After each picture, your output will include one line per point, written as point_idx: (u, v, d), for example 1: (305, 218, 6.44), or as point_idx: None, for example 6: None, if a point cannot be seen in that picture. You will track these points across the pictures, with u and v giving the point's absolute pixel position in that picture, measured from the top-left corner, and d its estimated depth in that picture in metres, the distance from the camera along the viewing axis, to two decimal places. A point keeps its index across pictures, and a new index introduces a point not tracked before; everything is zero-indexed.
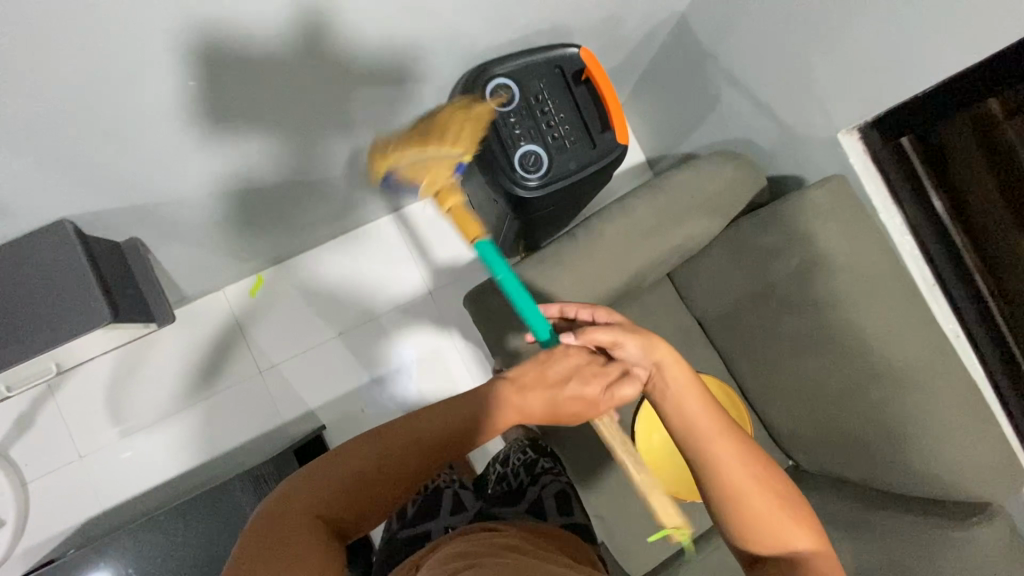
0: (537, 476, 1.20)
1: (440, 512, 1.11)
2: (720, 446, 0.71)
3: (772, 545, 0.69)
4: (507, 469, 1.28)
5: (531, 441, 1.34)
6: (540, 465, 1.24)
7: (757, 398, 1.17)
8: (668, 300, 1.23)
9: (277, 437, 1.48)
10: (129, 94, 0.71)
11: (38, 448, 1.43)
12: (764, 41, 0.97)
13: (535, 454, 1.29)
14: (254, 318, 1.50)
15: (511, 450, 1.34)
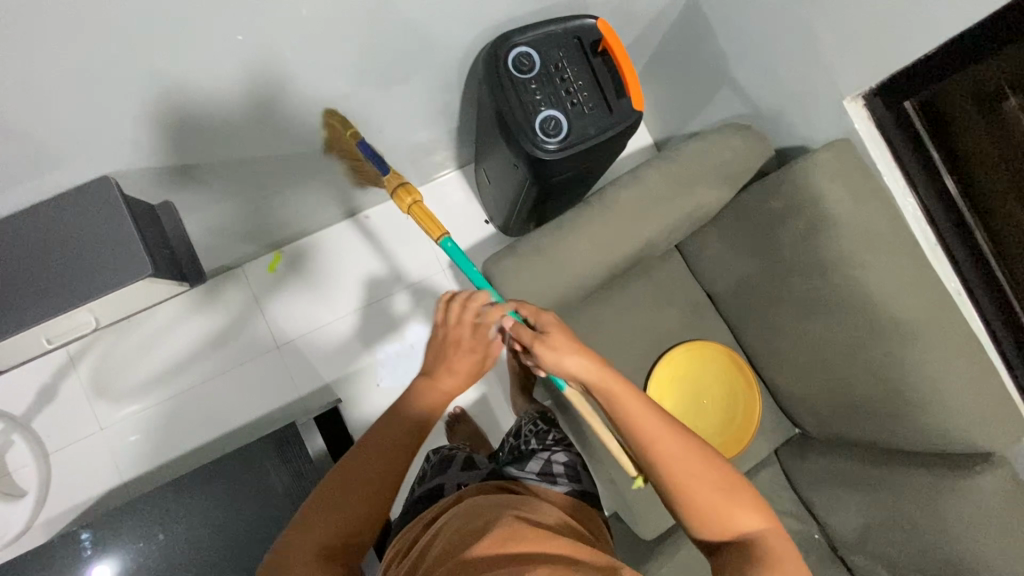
0: (549, 443, 1.17)
1: (453, 474, 1.08)
2: (660, 437, 0.76)
3: (724, 528, 0.73)
4: (519, 439, 1.24)
5: (542, 413, 1.30)
6: (552, 435, 1.20)
7: (766, 364, 1.21)
8: (678, 271, 1.27)
9: (293, 410, 1.51)
10: (167, 49, 0.75)
11: (59, 420, 1.46)
12: (773, 15, 1.01)
13: (547, 424, 1.25)
14: (271, 293, 1.53)
15: (522, 420, 1.32)
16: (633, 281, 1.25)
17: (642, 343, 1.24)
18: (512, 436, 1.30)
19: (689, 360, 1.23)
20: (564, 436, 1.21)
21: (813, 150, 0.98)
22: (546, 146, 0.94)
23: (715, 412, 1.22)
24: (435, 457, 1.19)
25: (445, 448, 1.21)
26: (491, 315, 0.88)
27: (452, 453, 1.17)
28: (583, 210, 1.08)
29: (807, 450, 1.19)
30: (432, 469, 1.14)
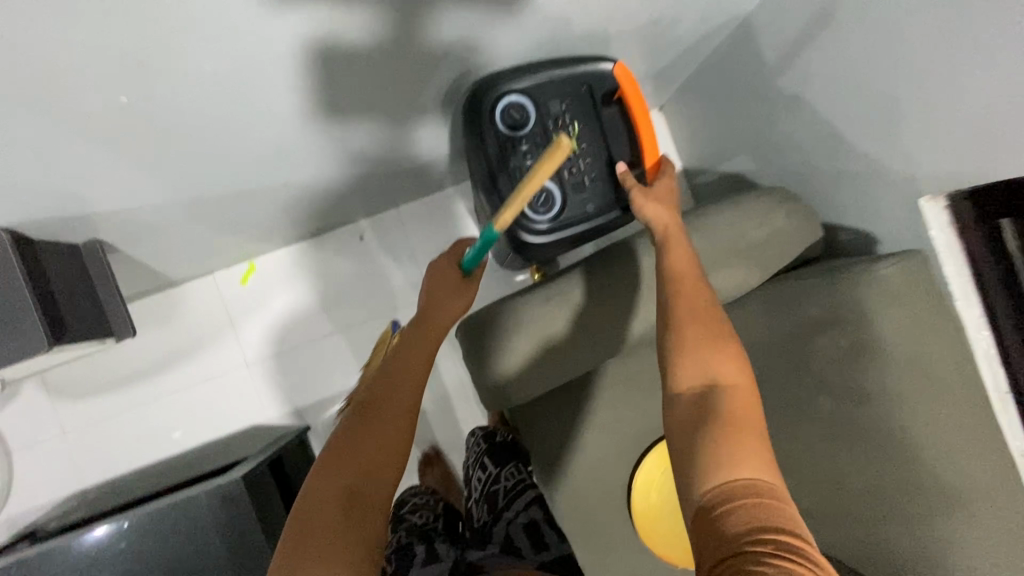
0: (502, 503, 1.10)
1: (415, 557, 1.05)
2: (690, 293, 0.71)
3: (701, 368, 0.67)
4: (473, 489, 1.19)
5: (484, 435, 1.19)
6: (504, 483, 1.11)
7: None
8: None
9: (264, 432, 1.43)
10: (87, 124, 0.60)
11: (22, 419, 1.41)
12: (852, 77, 0.81)
13: (496, 465, 1.15)
14: (244, 308, 1.42)
15: (469, 453, 1.22)
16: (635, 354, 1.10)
17: (639, 428, 1.08)
18: (467, 479, 1.23)
19: None
20: (516, 474, 1.13)
21: (875, 259, 0.81)
22: (536, 225, 0.83)
23: None
24: (395, 522, 1.20)
25: (404, 506, 1.25)
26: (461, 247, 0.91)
27: (411, 525, 1.18)
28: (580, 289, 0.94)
29: None
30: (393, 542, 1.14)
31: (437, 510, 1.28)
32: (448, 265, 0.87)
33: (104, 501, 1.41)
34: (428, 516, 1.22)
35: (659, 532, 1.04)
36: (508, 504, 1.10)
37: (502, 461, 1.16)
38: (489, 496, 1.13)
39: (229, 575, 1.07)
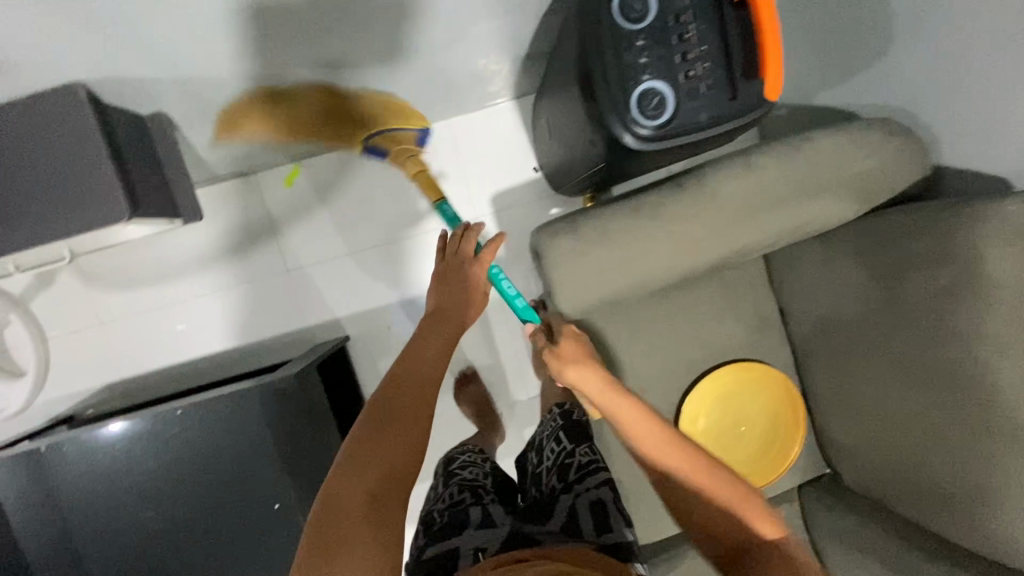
0: (573, 468, 0.96)
1: (468, 512, 0.86)
2: (665, 455, 0.77)
3: (735, 528, 0.72)
4: (542, 457, 1.05)
5: (562, 413, 1.11)
6: (580, 458, 0.97)
7: (822, 406, 1.09)
8: (751, 280, 1.10)
9: (300, 339, 1.43)
10: None
11: (56, 307, 1.40)
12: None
13: (572, 441, 1.02)
14: (288, 212, 1.39)
15: (543, 428, 1.12)
16: (696, 287, 1.08)
17: (691, 358, 1.08)
18: (535, 445, 1.11)
19: (735, 380, 1.08)
20: (591, 453, 0.99)
21: (1000, 196, 0.76)
22: (639, 133, 0.72)
23: (752, 442, 1.10)
24: (445, 467, 1.06)
25: (456, 456, 1.10)
26: (468, 248, 0.97)
27: (461, 477, 1.00)
28: (676, 195, 0.87)
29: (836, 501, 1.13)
30: (440, 481, 1.01)
31: (490, 469, 1.06)
32: (454, 262, 0.97)
33: (140, 392, 1.43)
34: (481, 470, 1.04)
35: None
36: (580, 480, 0.92)
37: (580, 437, 1.03)
38: (561, 468, 0.97)
39: (279, 466, 1.11)
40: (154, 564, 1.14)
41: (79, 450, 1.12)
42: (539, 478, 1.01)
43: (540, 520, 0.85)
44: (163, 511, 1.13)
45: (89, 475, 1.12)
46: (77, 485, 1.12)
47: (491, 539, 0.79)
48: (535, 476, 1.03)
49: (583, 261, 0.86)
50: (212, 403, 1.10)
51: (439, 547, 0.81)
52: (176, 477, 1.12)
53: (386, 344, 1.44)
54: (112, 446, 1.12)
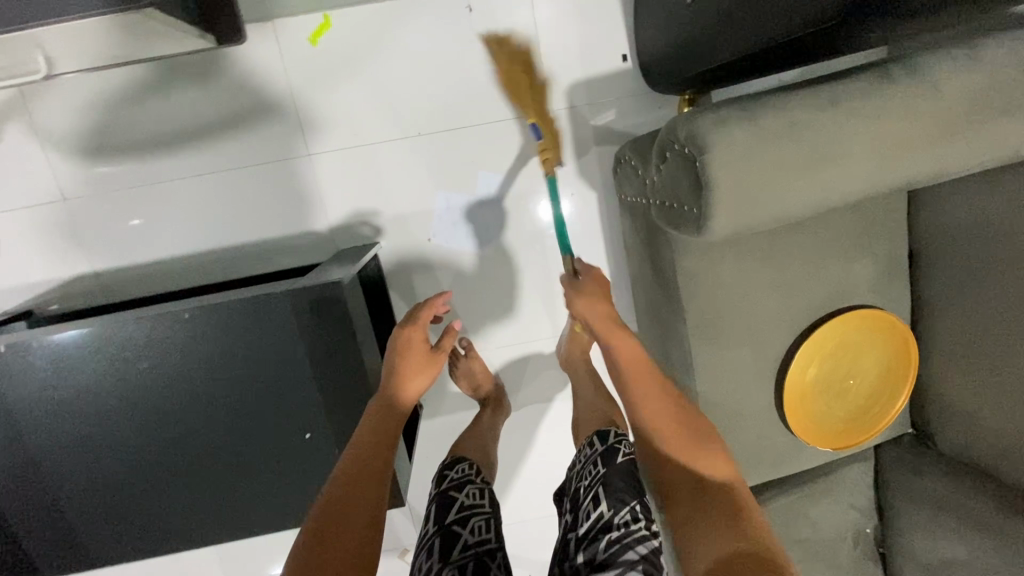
0: (602, 543, 0.76)
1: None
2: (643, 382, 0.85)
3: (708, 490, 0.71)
4: (576, 515, 0.85)
5: (603, 457, 0.90)
6: (612, 534, 0.76)
7: (937, 362, 0.99)
8: (890, 215, 0.93)
9: (321, 243, 1.20)
10: None
11: (10, 174, 1.12)
12: None
13: (610, 505, 0.80)
14: (312, 78, 1.11)
15: (578, 474, 0.93)
16: (829, 217, 0.91)
17: (807, 300, 0.93)
18: (572, 498, 0.90)
19: (857, 329, 0.94)
20: (631, 523, 0.77)
21: None
22: None
23: (858, 398, 0.98)
24: (440, 518, 0.87)
25: (455, 500, 0.91)
26: (428, 312, 0.97)
27: (464, 542, 0.81)
28: (881, 91, 0.68)
29: (924, 461, 1.05)
30: (436, 543, 0.82)
31: (492, 517, 0.88)
32: (415, 327, 0.94)
33: (120, 290, 1.19)
34: (485, 522, 0.86)
35: (798, 409, 0.96)
36: (606, 566, 0.72)
37: (621, 497, 0.81)
38: (589, 543, 0.77)
39: (311, 391, 0.92)
40: (155, 489, 0.96)
41: (57, 353, 0.89)
42: (567, 547, 0.81)
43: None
44: (166, 432, 0.94)
45: (71, 385, 0.90)
46: (56, 395, 0.91)
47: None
48: (565, 541, 0.83)
49: (754, 160, 0.68)
50: (232, 306, 0.88)
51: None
52: (181, 396, 0.92)
53: (423, 256, 1.22)
54: (101, 352, 0.89)
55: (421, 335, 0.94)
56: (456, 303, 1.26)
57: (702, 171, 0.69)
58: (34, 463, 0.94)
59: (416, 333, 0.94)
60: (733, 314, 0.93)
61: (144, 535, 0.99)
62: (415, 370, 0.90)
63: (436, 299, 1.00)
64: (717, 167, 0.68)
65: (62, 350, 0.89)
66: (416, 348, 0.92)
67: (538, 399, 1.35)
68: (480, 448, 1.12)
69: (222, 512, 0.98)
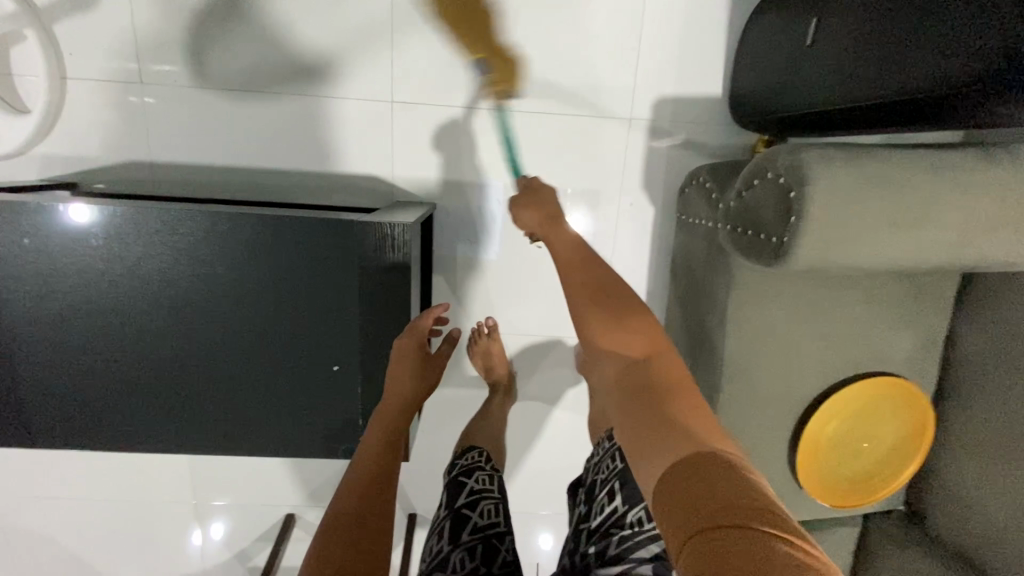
0: (613, 540, 0.76)
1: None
2: (581, 272, 0.76)
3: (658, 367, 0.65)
4: (592, 505, 0.85)
5: (622, 450, 0.88)
6: (624, 529, 0.76)
7: (948, 445, 1.01)
8: (941, 296, 0.95)
9: (375, 190, 1.20)
10: None
11: (91, 46, 1.12)
12: None
13: (626, 501, 0.80)
14: (410, 28, 1.12)
15: (594, 466, 0.91)
16: (884, 282, 0.93)
17: (843, 355, 0.96)
18: (587, 489, 0.90)
19: (886, 400, 0.96)
20: (644, 521, 0.76)
21: None
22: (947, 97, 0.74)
23: (868, 463, 1.00)
24: (451, 503, 0.89)
25: (465, 484, 0.93)
26: (427, 322, 0.91)
27: (474, 525, 0.83)
28: (982, 170, 0.71)
29: (912, 539, 1.07)
30: (446, 525, 0.85)
31: (502, 503, 0.90)
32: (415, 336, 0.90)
33: (167, 186, 1.19)
34: (494, 507, 0.88)
35: (811, 457, 0.98)
36: (613, 560, 0.73)
37: (637, 493, 0.80)
38: (600, 537, 0.78)
39: (350, 326, 0.92)
40: (167, 384, 0.95)
41: (112, 223, 0.88)
42: (580, 536, 0.82)
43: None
44: (193, 330, 0.93)
45: (114, 258, 0.89)
46: (97, 265, 0.89)
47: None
48: (577, 531, 0.84)
49: (846, 205, 0.70)
50: (297, 222, 0.88)
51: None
52: (215, 301, 0.91)
53: (473, 226, 1.23)
54: (152, 236, 0.88)
55: (417, 346, 0.90)
56: (490, 281, 1.27)
57: (799, 201, 0.71)
58: (49, 332, 0.93)
59: (417, 340, 0.90)
60: (771, 351, 0.95)
61: (139, 428, 0.98)
62: (413, 378, 0.90)
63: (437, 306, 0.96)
64: (815, 202, 0.71)
65: (118, 221, 0.88)
66: (414, 354, 0.90)
67: (546, 396, 1.35)
68: (491, 434, 1.12)
69: (222, 424, 0.97)
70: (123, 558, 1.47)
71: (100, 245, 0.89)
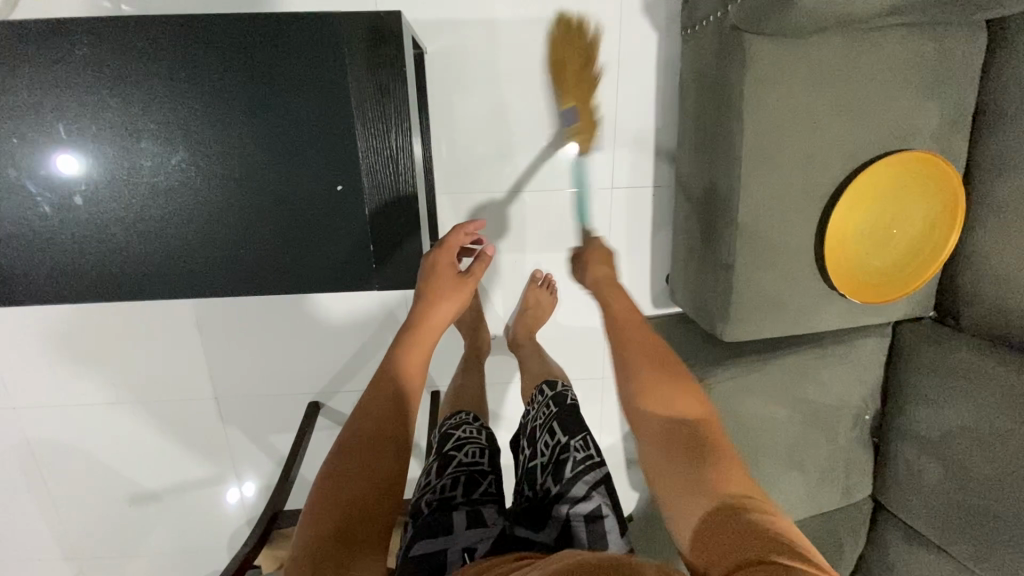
0: (566, 465, 0.87)
1: (451, 516, 0.78)
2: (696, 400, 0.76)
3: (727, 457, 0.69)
4: (535, 448, 0.97)
5: (557, 397, 1.03)
6: (573, 454, 0.88)
7: (980, 227, 0.97)
8: (968, 59, 0.90)
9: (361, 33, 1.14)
10: None
11: None
12: None
13: (568, 434, 0.93)
14: None
15: (536, 415, 1.04)
16: (910, 44, 0.88)
17: (868, 135, 0.91)
18: (529, 437, 1.02)
19: (909, 175, 0.93)
20: (587, 448, 0.90)
21: None
22: None
23: (896, 249, 0.98)
24: (439, 451, 0.94)
25: (452, 434, 0.97)
26: (456, 238, 1.00)
27: (459, 462, 0.88)
28: None
29: (944, 336, 1.05)
30: (434, 466, 0.89)
31: (486, 447, 0.94)
32: (447, 260, 0.98)
33: None
34: (478, 449, 0.92)
35: (836, 250, 0.96)
36: (574, 480, 0.85)
37: (575, 428, 0.94)
38: (554, 466, 0.89)
39: (348, 144, 0.86)
40: (153, 228, 0.89)
41: (81, 35, 0.80)
42: (532, 473, 0.93)
43: (531, 525, 0.80)
44: (187, 162, 0.86)
45: (98, 80, 0.82)
46: (68, 83, 0.82)
47: (481, 539, 0.75)
48: (529, 470, 0.94)
49: None
50: (286, 20, 0.81)
51: (424, 546, 0.74)
52: (205, 120, 0.85)
53: (471, 69, 1.18)
54: (134, 50, 0.82)
55: (448, 262, 0.98)
56: (493, 130, 1.22)
57: None
58: (23, 170, 0.85)
59: (444, 258, 0.98)
60: (789, 137, 0.91)
61: (124, 277, 0.91)
62: (447, 293, 0.96)
63: (465, 226, 1.02)
64: None
65: (98, 33, 0.81)
66: (446, 270, 0.98)
67: (558, 254, 1.33)
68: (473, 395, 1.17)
69: (218, 269, 0.92)
70: (153, 463, 1.48)
71: (68, 59, 0.81)
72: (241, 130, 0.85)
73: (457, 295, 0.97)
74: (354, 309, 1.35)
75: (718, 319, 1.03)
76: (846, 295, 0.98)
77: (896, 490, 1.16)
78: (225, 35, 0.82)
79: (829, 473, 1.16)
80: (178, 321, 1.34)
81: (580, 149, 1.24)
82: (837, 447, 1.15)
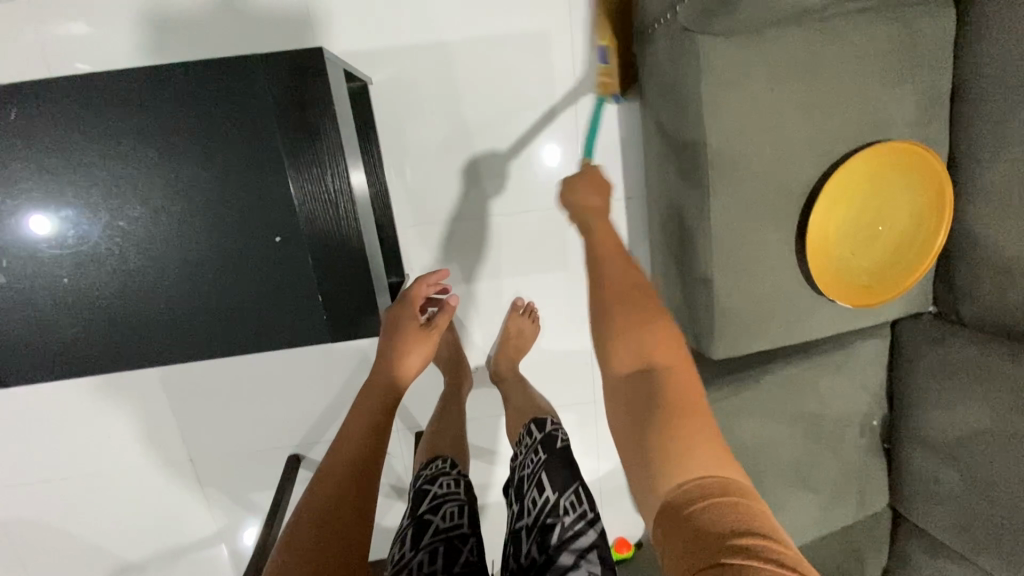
0: (554, 529, 0.80)
1: None
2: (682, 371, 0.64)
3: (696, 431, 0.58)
4: (522, 501, 0.89)
5: (544, 442, 0.95)
6: (563, 516, 0.81)
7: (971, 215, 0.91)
8: (937, 39, 0.85)
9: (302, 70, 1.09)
10: None
11: None
12: None
13: (556, 489, 0.85)
14: None
15: (523, 461, 0.96)
16: (874, 30, 0.82)
17: (839, 129, 0.85)
18: (515, 487, 0.94)
19: (892, 167, 0.87)
20: (576, 507, 0.83)
21: None
22: None
23: (885, 245, 0.91)
24: (414, 512, 0.87)
25: (428, 491, 0.89)
26: (418, 289, 0.99)
27: (436, 529, 0.80)
28: None
29: (947, 333, 0.98)
30: (409, 534, 0.82)
31: (466, 505, 0.87)
32: (412, 311, 0.96)
33: None
34: (458, 509, 0.85)
35: (822, 254, 0.89)
36: (562, 549, 0.78)
37: (564, 481, 0.86)
38: (542, 528, 0.81)
39: (283, 192, 0.81)
40: (84, 297, 0.83)
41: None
42: (517, 532, 0.85)
43: None
44: (114, 227, 0.80)
45: (9, 148, 0.77)
46: None
47: None
48: (514, 529, 0.87)
49: None
50: (202, 67, 0.76)
51: None
52: (129, 180, 0.79)
53: (421, 95, 1.12)
54: (44, 115, 0.76)
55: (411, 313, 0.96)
56: (450, 157, 1.16)
57: None
58: None
59: (409, 308, 0.97)
60: (756, 138, 0.84)
61: (60, 352, 0.85)
62: (411, 340, 0.93)
63: (430, 276, 1.02)
64: None
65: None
66: (408, 321, 0.95)
67: (533, 277, 1.27)
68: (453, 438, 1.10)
69: (159, 335, 0.86)
70: (133, 533, 1.41)
71: None
72: (167, 185, 0.80)
73: (421, 345, 0.94)
74: (326, 353, 1.29)
75: (703, 336, 0.96)
76: (838, 300, 0.91)
77: (914, 501, 1.08)
78: (139, 88, 0.76)
79: (841, 487, 1.08)
80: (144, 383, 1.28)
81: (545, 167, 1.18)
82: (846, 460, 1.07)
